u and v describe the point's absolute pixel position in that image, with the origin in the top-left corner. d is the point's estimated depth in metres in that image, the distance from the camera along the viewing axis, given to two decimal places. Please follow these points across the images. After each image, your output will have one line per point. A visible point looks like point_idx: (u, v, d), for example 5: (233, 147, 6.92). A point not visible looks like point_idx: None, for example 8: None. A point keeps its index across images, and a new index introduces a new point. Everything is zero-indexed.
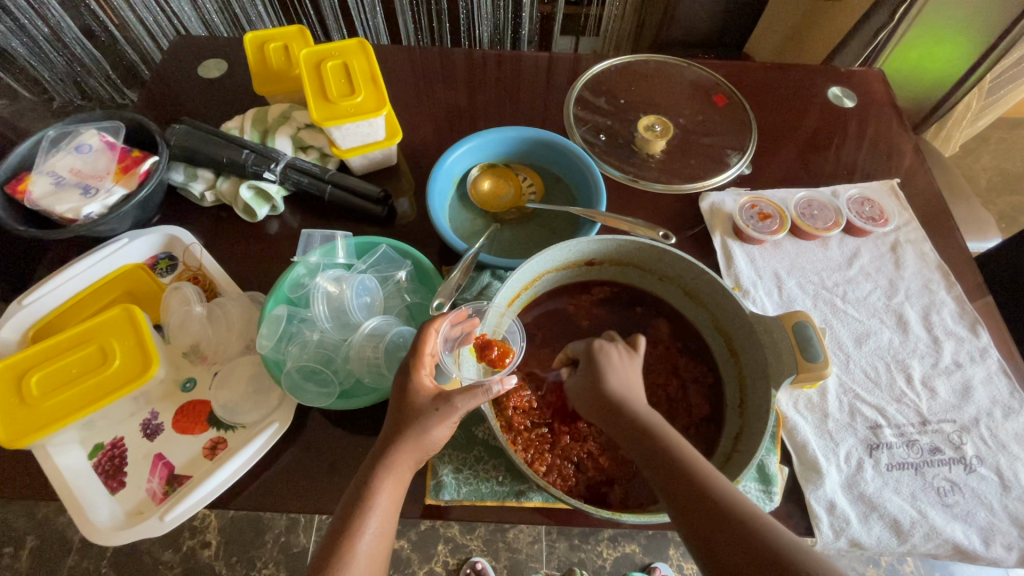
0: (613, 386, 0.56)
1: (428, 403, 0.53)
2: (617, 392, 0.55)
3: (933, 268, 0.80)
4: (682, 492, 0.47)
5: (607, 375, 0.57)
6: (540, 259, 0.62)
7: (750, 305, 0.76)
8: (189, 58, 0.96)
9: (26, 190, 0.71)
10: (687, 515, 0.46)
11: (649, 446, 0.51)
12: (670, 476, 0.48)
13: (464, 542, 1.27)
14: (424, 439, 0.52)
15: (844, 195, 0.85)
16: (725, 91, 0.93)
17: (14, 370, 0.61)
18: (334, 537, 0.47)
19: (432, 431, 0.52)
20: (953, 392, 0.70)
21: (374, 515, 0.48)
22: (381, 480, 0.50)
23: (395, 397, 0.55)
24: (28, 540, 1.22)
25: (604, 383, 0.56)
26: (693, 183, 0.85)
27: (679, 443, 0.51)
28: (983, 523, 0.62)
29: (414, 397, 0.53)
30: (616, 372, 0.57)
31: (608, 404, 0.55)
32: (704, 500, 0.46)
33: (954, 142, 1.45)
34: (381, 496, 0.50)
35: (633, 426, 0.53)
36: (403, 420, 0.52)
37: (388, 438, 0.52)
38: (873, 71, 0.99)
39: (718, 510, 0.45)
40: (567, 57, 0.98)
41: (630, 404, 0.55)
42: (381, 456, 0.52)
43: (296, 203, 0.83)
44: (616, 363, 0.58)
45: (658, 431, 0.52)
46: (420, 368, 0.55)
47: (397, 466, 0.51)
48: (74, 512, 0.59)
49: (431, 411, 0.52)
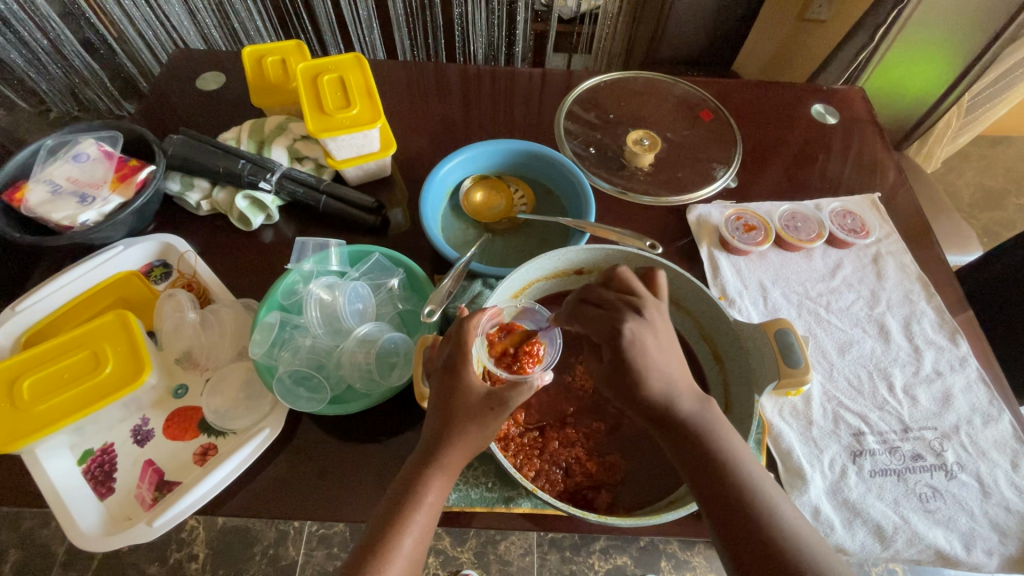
0: (654, 389, 0.51)
1: (482, 401, 0.51)
2: (660, 394, 0.51)
3: (913, 279, 0.82)
4: (722, 500, 0.47)
5: (645, 376, 0.51)
6: (529, 267, 0.64)
7: (735, 315, 0.78)
8: (187, 71, 0.97)
9: (23, 198, 0.72)
10: (726, 524, 0.46)
11: (697, 453, 0.49)
12: (710, 482, 0.48)
13: (454, 554, 1.26)
14: (477, 439, 0.51)
15: (827, 208, 0.88)
16: (711, 107, 0.96)
17: (7, 375, 0.62)
18: (379, 533, 0.47)
19: (486, 431, 0.51)
20: (934, 399, 0.72)
21: (422, 511, 0.48)
22: (429, 478, 0.50)
23: (443, 395, 0.52)
24: (12, 552, 1.20)
25: (644, 387, 0.51)
26: (680, 196, 0.87)
27: (722, 444, 0.49)
28: (964, 529, 0.63)
29: (466, 396, 0.52)
30: (659, 366, 0.51)
31: (651, 401, 0.51)
32: (743, 513, 0.46)
33: (936, 159, 1.49)
34: (432, 493, 0.49)
35: (678, 429, 0.50)
36: (456, 419, 0.51)
37: (439, 436, 0.51)
38: (856, 90, 1.03)
39: (756, 523, 0.45)
40: (559, 73, 1.00)
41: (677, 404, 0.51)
42: (430, 453, 0.51)
43: (290, 213, 0.84)
44: (652, 352, 0.52)
45: (705, 435, 0.49)
46: (467, 367, 0.53)
47: (449, 465, 0.51)
48: (62, 518, 0.59)
49: (488, 411, 0.51)
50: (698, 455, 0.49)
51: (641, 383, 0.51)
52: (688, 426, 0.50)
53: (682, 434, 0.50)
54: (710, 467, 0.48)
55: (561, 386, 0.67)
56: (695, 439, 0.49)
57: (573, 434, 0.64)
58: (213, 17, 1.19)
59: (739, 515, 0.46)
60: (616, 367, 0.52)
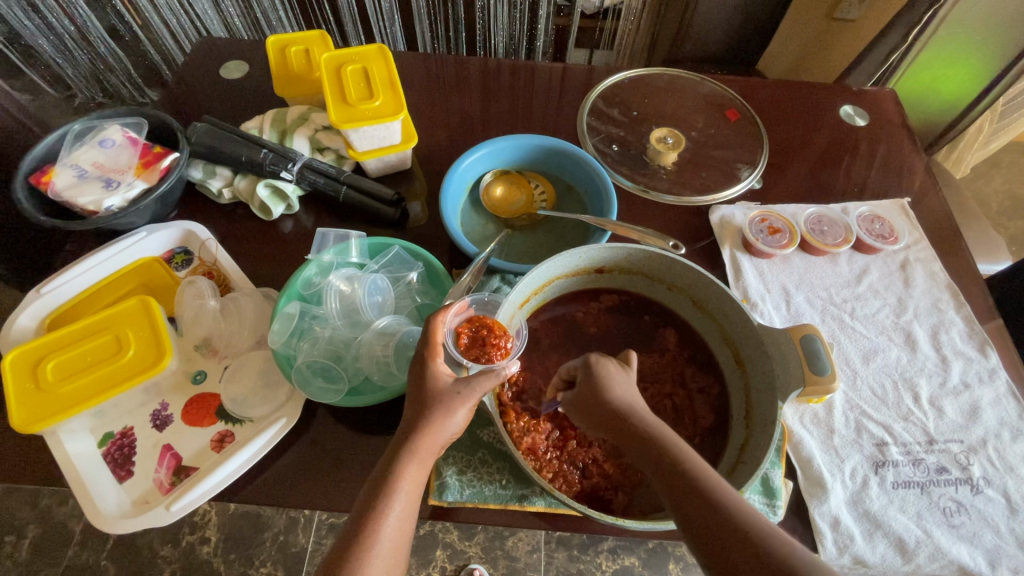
0: (621, 399, 0.53)
1: (449, 386, 0.53)
2: (623, 405, 0.52)
3: (942, 288, 0.80)
4: (695, 507, 0.45)
5: (613, 388, 0.54)
6: (550, 265, 0.63)
7: (757, 318, 0.76)
8: (211, 59, 0.98)
9: (50, 181, 0.73)
10: (699, 530, 0.44)
11: (663, 461, 0.48)
12: (678, 489, 0.46)
13: (462, 548, 1.26)
14: (446, 423, 0.52)
15: (855, 212, 0.86)
16: (737, 106, 0.94)
17: (30, 357, 0.62)
18: (357, 522, 0.47)
19: (454, 415, 0.52)
20: (961, 411, 0.70)
21: (399, 498, 0.48)
22: (406, 464, 0.50)
23: (412, 386, 0.54)
24: (30, 529, 1.23)
25: (611, 398, 0.53)
26: (703, 196, 0.86)
27: (688, 453, 0.48)
28: (989, 545, 0.61)
29: (434, 383, 0.53)
30: (625, 386, 0.54)
31: (612, 416, 0.52)
32: (715, 515, 0.44)
33: (966, 164, 1.45)
34: (405, 479, 0.49)
35: (638, 438, 0.50)
36: (423, 405, 0.52)
37: (410, 423, 0.52)
38: (886, 92, 1.00)
39: (735, 526, 0.43)
40: (580, 68, 0.99)
41: (637, 417, 0.52)
42: (405, 440, 0.51)
43: (311, 203, 0.84)
44: (615, 375, 0.55)
45: (670, 443, 0.49)
46: (435, 357, 0.55)
47: (422, 450, 0.51)
48: (82, 499, 0.60)
49: (453, 395, 0.53)
50: (664, 463, 0.48)
51: (607, 394, 0.53)
52: (651, 435, 0.50)
53: (649, 444, 0.50)
54: (676, 474, 0.47)
55: None
56: (659, 446, 0.49)
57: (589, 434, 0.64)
58: (236, 6, 1.20)
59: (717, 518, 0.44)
60: (586, 390, 0.55)
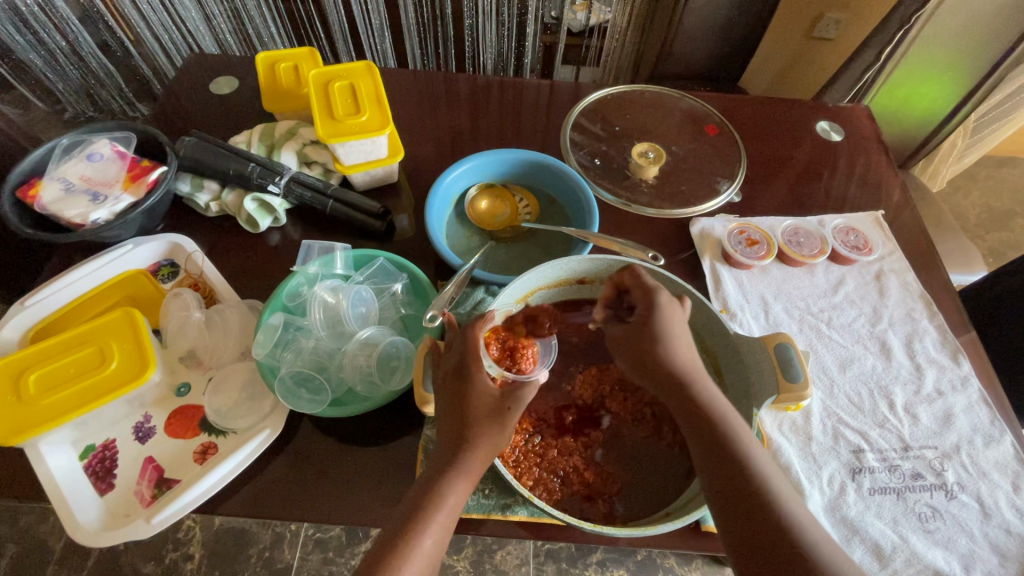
0: (678, 365, 0.56)
1: (496, 401, 0.53)
2: (684, 371, 0.56)
3: (916, 297, 0.82)
4: (728, 481, 0.50)
5: (672, 351, 0.56)
6: (530, 276, 0.66)
7: (736, 328, 0.78)
8: (201, 75, 0.99)
9: (37, 194, 0.73)
10: (726, 501, 0.50)
11: (710, 435, 0.52)
12: (716, 461, 0.51)
13: (450, 562, 1.25)
14: (496, 440, 0.52)
15: (831, 224, 0.88)
16: (716, 121, 0.97)
17: (13, 368, 0.63)
18: (400, 532, 0.48)
19: (504, 430, 0.53)
20: (935, 418, 0.71)
21: (444, 513, 0.49)
22: (452, 480, 0.51)
23: (458, 396, 0.54)
24: (9, 547, 1.21)
25: (670, 365, 0.56)
26: (684, 209, 0.88)
27: (737, 431, 0.52)
28: (963, 550, 0.62)
29: (480, 398, 0.53)
30: (681, 347, 0.57)
31: (671, 377, 0.56)
32: (748, 491, 0.49)
33: (942, 178, 1.49)
34: (452, 493, 0.50)
35: (692, 404, 0.54)
36: (473, 420, 0.52)
37: (457, 436, 0.52)
38: (861, 108, 1.03)
39: (762, 505, 0.49)
40: (565, 85, 1.02)
41: (694, 384, 0.55)
42: (454, 457, 0.52)
43: (298, 216, 0.85)
44: (678, 329, 0.58)
45: (721, 417, 0.53)
46: (479, 369, 0.55)
47: (470, 468, 0.51)
48: (61, 512, 0.59)
49: (502, 410, 0.53)
50: (709, 433, 0.52)
51: (668, 360, 0.56)
52: (704, 407, 0.54)
53: (696, 412, 0.53)
54: (719, 449, 0.51)
55: (559, 395, 0.68)
56: (710, 423, 0.53)
57: (571, 443, 0.65)
58: (228, 23, 1.22)
59: (749, 496, 0.49)
60: (645, 345, 0.58)
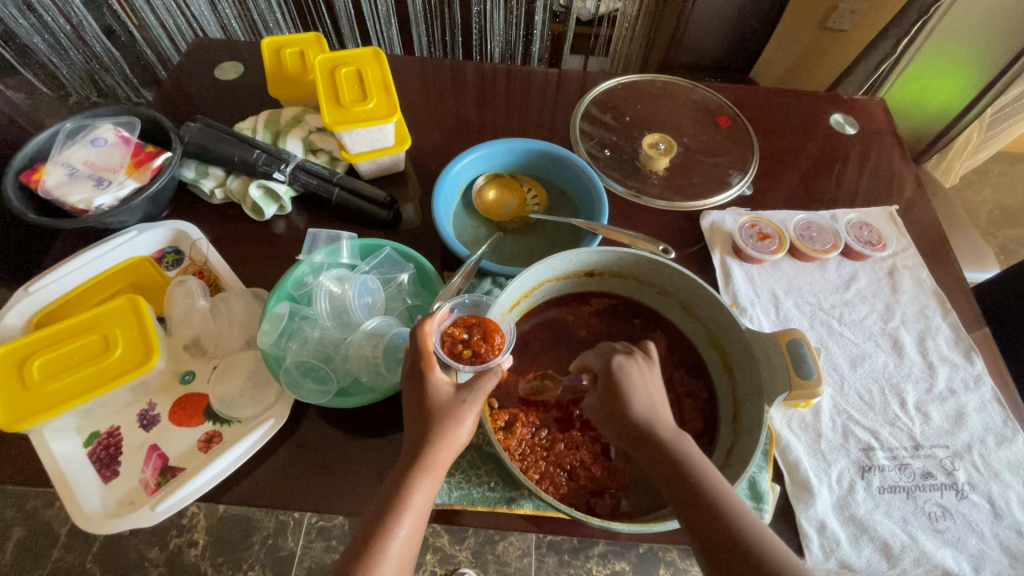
0: (640, 414, 0.54)
1: (453, 397, 0.54)
2: (643, 422, 0.53)
3: (930, 295, 0.80)
4: (707, 527, 0.47)
5: (634, 400, 0.55)
6: (540, 268, 0.63)
7: (747, 323, 0.77)
8: (206, 60, 0.98)
9: (40, 179, 0.73)
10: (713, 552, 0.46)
11: (682, 482, 0.49)
12: (693, 510, 0.48)
13: (452, 552, 1.25)
14: (455, 434, 0.52)
15: (844, 219, 0.87)
16: (728, 113, 0.95)
17: (16, 354, 0.62)
18: (368, 534, 0.47)
19: (463, 423, 0.53)
20: (947, 417, 0.70)
21: (408, 514, 0.49)
22: (417, 480, 0.50)
23: (414, 400, 0.54)
24: (16, 531, 1.21)
25: (630, 412, 0.54)
26: (695, 201, 0.86)
27: (707, 474, 0.50)
28: (974, 550, 0.61)
29: (436, 397, 0.53)
30: (644, 395, 0.55)
31: (633, 430, 0.53)
32: (729, 536, 0.46)
33: (954, 173, 1.47)
34: (417, 493, 0.50)
35: (658, 455, 0.52)
36: (429, 418, 0.52)
37: (418, 439, 0.52)
38: (876, 101, 1.01)
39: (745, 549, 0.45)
40: (575, 73, 1.00)
41: (658, 430, 0.53)
42: (415, 459, 0.51)
43: (304, 204, 0.84)
44: (635, 379, 0.56)
45: (688, 463, 0.50)
46: (432, 369, 0.54)
47: (434, 468, 0.51)
48: (65, 498, 0.59)
49: (459, 404, 0.53)
50: (679, 481, 0.49)
51: (630, 410, 0.54)
52: (670, 452, 0.51)
53: (662, 461, 0.51)
54: (692, 496, 0.48)
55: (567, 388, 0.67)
56: (677, 470, 0.50)
57: (578, 437, 0.64)
58: (232, 8, 1.23)
59: (723, 539, 0.46)
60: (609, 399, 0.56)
